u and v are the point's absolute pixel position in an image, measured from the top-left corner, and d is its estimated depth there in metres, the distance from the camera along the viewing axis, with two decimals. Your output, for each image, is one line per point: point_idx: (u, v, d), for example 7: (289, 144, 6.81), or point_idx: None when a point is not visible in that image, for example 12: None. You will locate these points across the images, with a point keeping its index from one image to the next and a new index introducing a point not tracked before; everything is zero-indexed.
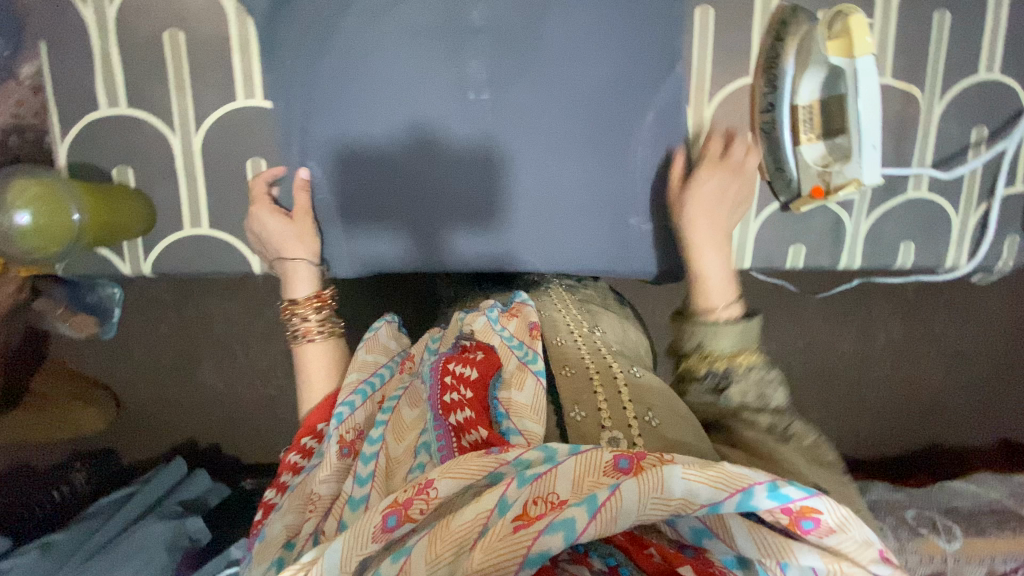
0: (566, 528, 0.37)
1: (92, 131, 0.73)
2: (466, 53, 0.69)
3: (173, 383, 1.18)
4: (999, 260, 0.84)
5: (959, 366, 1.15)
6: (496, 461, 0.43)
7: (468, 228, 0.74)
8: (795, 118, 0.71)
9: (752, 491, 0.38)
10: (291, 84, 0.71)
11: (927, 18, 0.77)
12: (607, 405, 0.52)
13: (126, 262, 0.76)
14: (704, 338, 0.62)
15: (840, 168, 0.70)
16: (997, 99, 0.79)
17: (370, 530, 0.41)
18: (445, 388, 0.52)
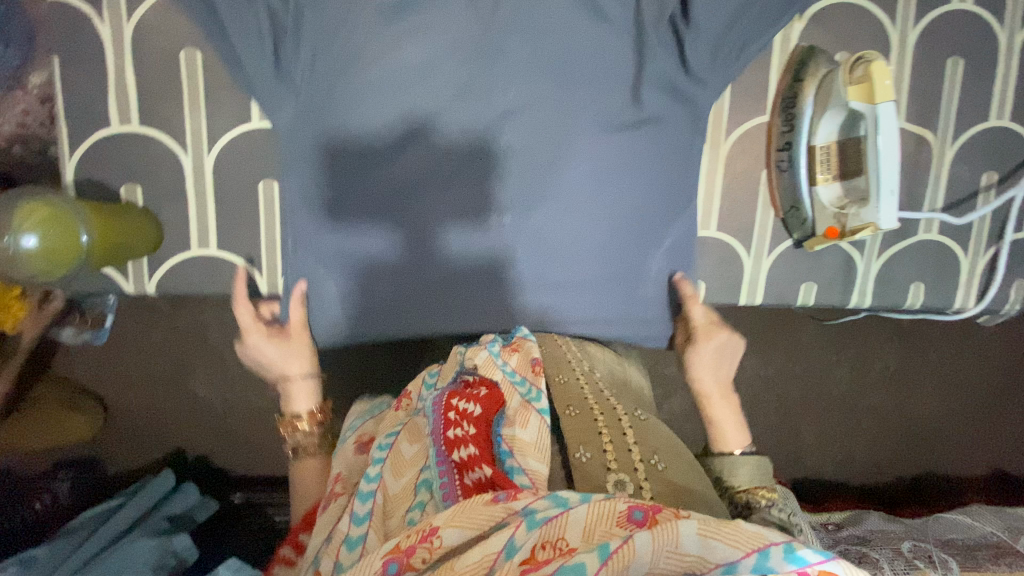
0: (576, 575, 0.35)
1: (102, 148, 0.71)
2: (486, 72, 0.69)
3: (167, 397, 1.16)
4: (1007, 303, 0.84)
5: (959, 403, 1.16)
6: (504, 509, 0.40)
7: (463, 225, 0.71)
8: (813, 158, 0.72)
9: (767, 552, 0.35)
10: (295, 99, 0.68)
11: (941, 64, 0.77)
12: (612, 448, 0.50)
13: (129, 281, 0.74)
14: (722, 471, 0.61)
15: (857, 211, 0.70)
16: (1007, 145, 0.80)
17: (369, 574, 0.39)
18: (448, 423, 0.50)
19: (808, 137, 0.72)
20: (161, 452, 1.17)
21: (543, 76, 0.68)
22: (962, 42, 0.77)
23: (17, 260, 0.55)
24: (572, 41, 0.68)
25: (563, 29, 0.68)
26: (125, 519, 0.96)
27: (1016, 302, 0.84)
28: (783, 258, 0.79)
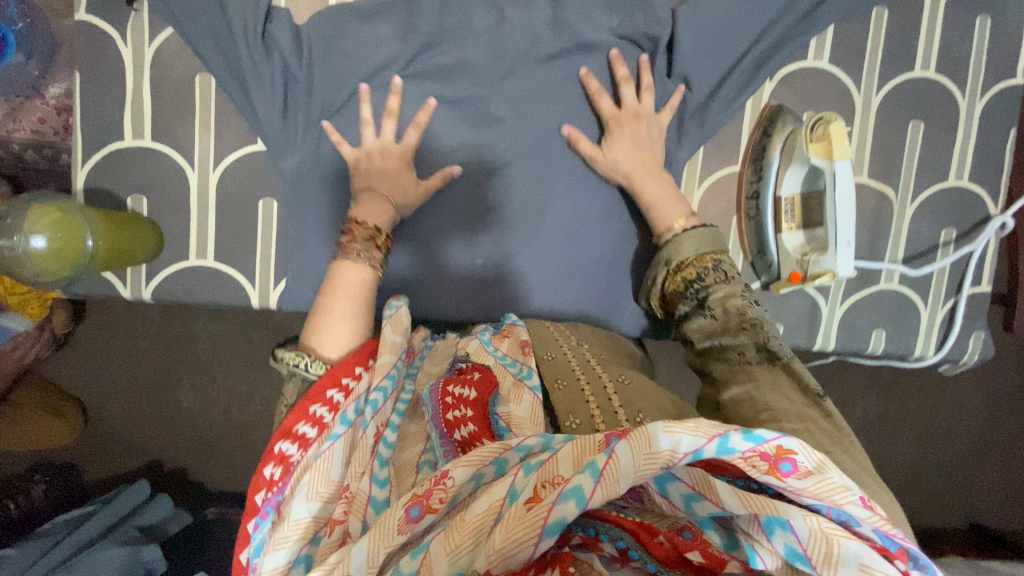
0: (576, 495, 0.42)
1: (113, 160, 0.76)
2: (485, 138, 0.77)
3: (151, 401, 1.17)
4: (965, 353, 0.88)
5: (933, 450, 1.18)
6: (502, 447, 0.49)
7: (465, 237, 0.78)
8: (779, 207, 0.77)
9: (728, 434, 0.44)
10: (312, 130, 0.75)
11: (903, 127, 0.84)
12: (599, 412, 0.59)
13: (126, 286, 0.78)
14: (670, 253, 0.69)
15: (817, 258, 0.75)
16: (967, 202, 0.85)
17: (394, 523, 0.46)
18: (447, 406, 0.57)
19: (775, 187, 0.78)
20: (140, 456, 1.18)
21: (536, 135, 0.77)
22: (923, 106, 0.83)
23: (25, 260, 0.59)
24: (562, 95, 0.77)
25: (555, 84, 0.77)
26: (98, 526, 0.97)
27: (975, 353, 0.88)
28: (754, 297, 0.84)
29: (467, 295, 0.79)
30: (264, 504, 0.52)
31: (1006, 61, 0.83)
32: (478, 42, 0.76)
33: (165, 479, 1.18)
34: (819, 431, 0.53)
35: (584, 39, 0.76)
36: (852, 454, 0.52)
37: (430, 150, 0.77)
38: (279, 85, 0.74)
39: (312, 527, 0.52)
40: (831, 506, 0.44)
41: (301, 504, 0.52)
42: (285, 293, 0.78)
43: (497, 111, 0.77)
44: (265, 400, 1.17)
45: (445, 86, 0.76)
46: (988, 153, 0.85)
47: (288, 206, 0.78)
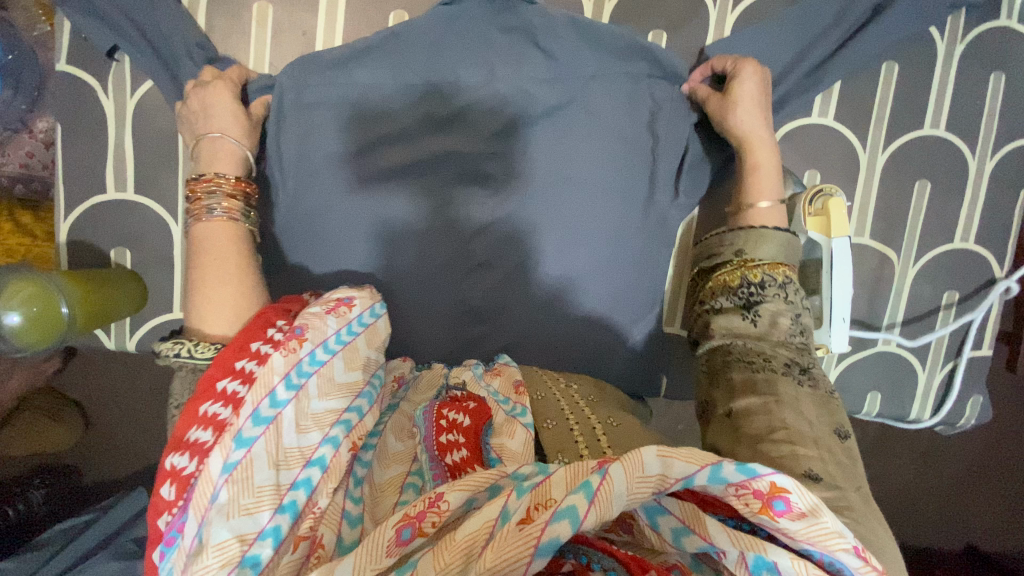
0: (570, 515, 0.41)
1: (95, 213, 0.74)
2: (475, 195, 0.75)
3: (148, 410, 1.15)
4: (962, 417, 0.86)
5: (933, 480, 1.14)
6: (497, 473, 0.49)
7: (481, 196, 0.75)
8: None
9: (721, 464, 0.43)
10: (297, 185, 0.74)
11: (908, 187, 0.81)
12: (588, 451, 0.58)
13: (110, 338, 0.77)
14: (744, 245, 0.66)
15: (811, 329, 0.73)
16: (972, 264, 0.82)
17: (385, 544, 0.44)
18: (440, 430, 0.56)
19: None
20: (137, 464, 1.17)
21: (529, 190, 0.75)
22: (929, 166, 0.80)
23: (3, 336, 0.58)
24: (554, 152, 0.74)
25: (547, 141, 0.74)
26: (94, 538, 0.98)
27: (972, 417, 0.86)
28: None
29: (454, 354, 0.79)
30: (169, 528, 0.47)
31: (1019, 121, 0.79)
32: (469, 98, 0.73)
33: None
34: (832, 461, 0.52)
35: (580, 95, 0.73)
36: (859, 495, 0.50)
37: (416, 205, 0.75)
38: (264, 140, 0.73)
39: (237, 548, 0.45)
40: (822, 551, 0.42)
41: (222, 522, 0.46)
42: None
43: (487, 168, 0.75)
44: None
45: (435, 141, 0.74)
46: (996, 215, 0.82)
47: (273, 260, 0.77)
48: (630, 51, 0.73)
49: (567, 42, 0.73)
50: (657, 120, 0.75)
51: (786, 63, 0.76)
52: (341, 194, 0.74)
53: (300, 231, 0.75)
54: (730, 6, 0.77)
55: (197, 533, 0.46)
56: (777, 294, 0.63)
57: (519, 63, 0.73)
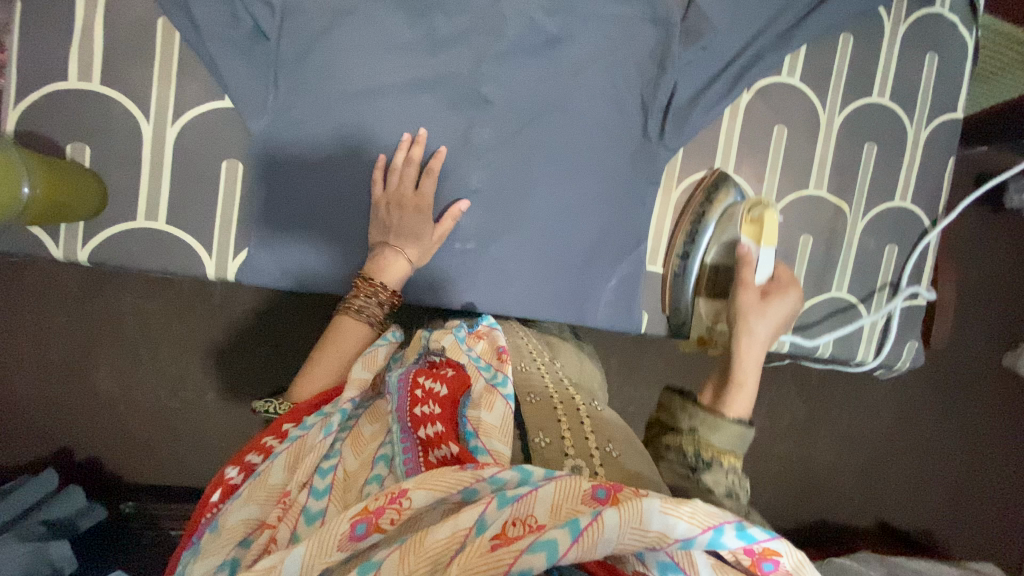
0: (548, 548, 0.39)
1: (52, 103, 0.67)
2: (472, 120, 0.76)
3: (61, 383, 1.12)
4: (899, 360, 0.95)
5: (853, 434, 1.27)
6: (472, 476, 0.45)
7: (479, 123, 0.76)
8: (702, 273, 0.84)
9: (725, 529, 0.41)
10: (288, 93, 0.71)
11: (859, 147, 0.90)
12: (570, 435, 0.57)
13: (58, 246, 0.69)
14: (700, 424, 0.68)
15: (723, 329, 0.84)
16: (908, 222, 0.93)
17: (337, 537, 0.43)
18: (416, 400, 0.57)
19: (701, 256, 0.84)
20: (57, 444, 1.13)
21: (524, 118, 0.77)
22: (876, 131, 0.90)
23: None
24: (552, 86, 0.77)
25: (545, 74, 0.76)
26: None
27: (906, 360, 0.95)
28: None
29: (445, 281, 0.79)
30: (204, 525, 0.52)
31: (948, 97, 0.91)
32: (473, 23, 0.74)
33: (77, 470, 1.14)
34: None
35: (578, 30, 0.76)
36: None
37: (412, 127, 0.75)
38: (254, 41, 0.69)
39: (242, 533, 0.50)
40: None
41: (239, 507, 0.51)
42: (246, 264, 0.73)
43: (485, 92, 0.75)
44: (197, 386, 1.15)
45: (435, 60, 0.74)
46: (930, 179, 0.92)
47: (254, 173, 0.73)
48: None
49: None
50: (647, 64, 0.80)
51: (762, 23, 0.83)
52: (338, 108, 0.72)
53: (286, 142, 0.72)
54: None
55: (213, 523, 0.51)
56: (723, 473, 0.63)
57: None
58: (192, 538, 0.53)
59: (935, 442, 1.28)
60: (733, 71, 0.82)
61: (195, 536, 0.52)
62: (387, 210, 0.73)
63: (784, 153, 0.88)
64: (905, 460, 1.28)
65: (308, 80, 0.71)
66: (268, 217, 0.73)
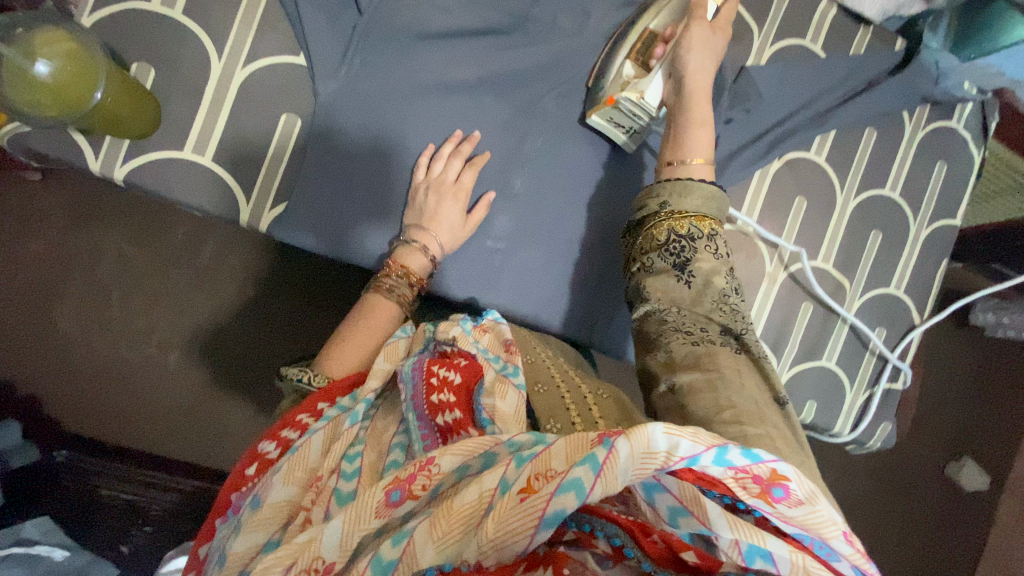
0: (576, 488, 0.39)
1: (132, 19, 0.68)
2: (528, 128, 0.79)
3: (27, 311, 1.12)
4: (871, 439, 1.00)
5: None
6: (492, 440, 0.48)
7: (534, 130, 0.79)
8: (637, 37, 0.75)
9: (726, 446, 0.41)
10: (362, 61, 0.73)
11: (867, 232, 0.96)
12: (579, 420, 0.58)
13: (96, 159, 0.69)
14: (671, 197, 0.64)
15: (632, 83, 0.73)
16: (899, 311, 0.99)
17: (374, 506, 0.45)
18: (431, 388, 0.56)
19: (648, 20, 0.75)
20: None
21: (577, 136, 0.80)
22: (884, 220, 0.97)
23: (25, 85, 0.52)
24: None
25: None
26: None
27: (878, 441, 1.00)
28: None
29: (471, 275, 0.80)
30: (238, 499, 0.53)
31: (949, 205, 0.99)
32: (548, 38, 0.78)
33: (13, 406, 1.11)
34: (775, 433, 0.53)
35: None
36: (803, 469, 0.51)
37: (470, 120, 0.77)
38: (343, 8, 0.72)
39: (284, 514, 0.49)
40: (818, 536, 0.42)
41: (279, 485, 0.50)
42: (281, 218, 0.73)
43: (546, 104, 0.79)
44: (166, 335, 1.15)
45: (506, 65, 0.77)
46: (924, 275, 0.99)
47: (309, 130, 0.74)
48: None
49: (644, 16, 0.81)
50: None
51: (799, 104, 0.91)
52: (405, 87, 0.74)
53: (351, 106, 0.73)
54: (770, 41, 0.90)
55: (251, 500, 0.50)
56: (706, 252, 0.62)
57: (598, 20, 0.79)
58: (230, 512, 0.52)
59: (875, 528, 1.32)
60: (766, 141, 0.90)
61: (235, 508, 0.52)
62: (425, 192, 0.74)
63: (801, 222, 0.94)
64: None
65: (384, 53, 0.73)
66: (312, 178, 0.73)
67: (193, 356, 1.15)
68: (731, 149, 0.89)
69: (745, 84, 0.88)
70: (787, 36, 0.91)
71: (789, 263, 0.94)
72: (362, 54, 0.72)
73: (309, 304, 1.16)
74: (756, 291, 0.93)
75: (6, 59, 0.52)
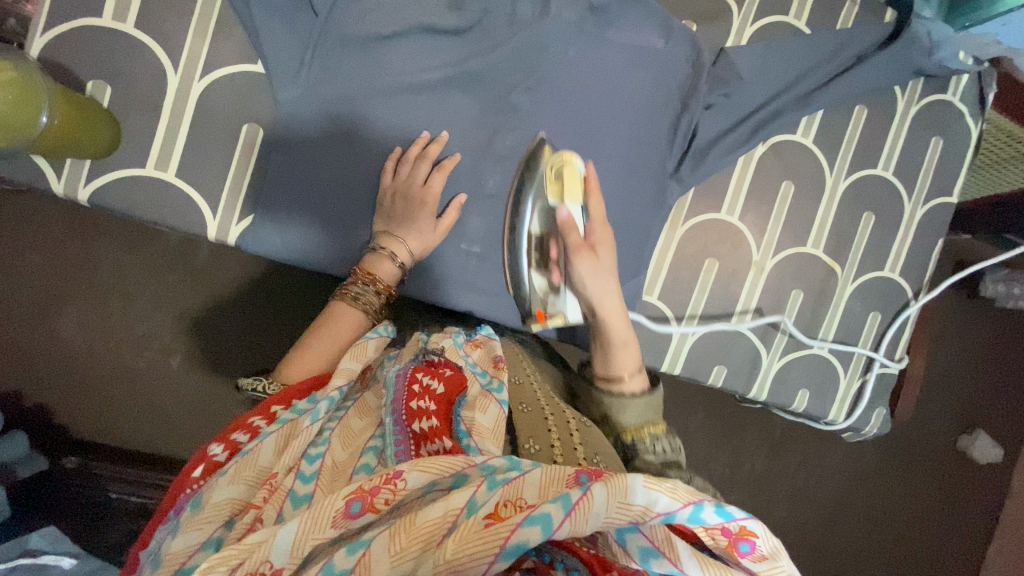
0: (544, 523, 0.37)
1: (84, 37, 0.67)
2: (497, 125, 0.77)
3: (20, 326, 1.13)
4: (868, 425, 0.98)
5: (810, 494, 1.27)
6: (465, 461, 0.45)
7: (503, 128, 0.77)
8: (530, 246, 0.71)
9: (703, 504, 0.40)
10: (321, 66, 0.71)
11: (858, 215, 0.93)
12: (560, 443, 0.54)
13: (59, 181, 0.68)
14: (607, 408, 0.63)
15: (551, 299, 0.70)
16: (895, 294, 0.96)
17: (332, 514, 0.41)
18: (412, 395, 0.53)
19: (528, 222, 0.70)
20: None
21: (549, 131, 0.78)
22: (877, 201, 0.93)
23: None
24: (580, 104, 0.78)
25: (576, 90, 0.78)
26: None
27: (875, 427, 0.98)
28: (705, 337, 0.91)
29: (447, 280, 0.79)
30: (180, 500, 0.48)
31: (945, 181, 0.95)
32: (514, 31, 0.76)
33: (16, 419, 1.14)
34: None
35: (613, 56, 0.79)
36: None
37: (437, 121, 0.75)
38: (298, 11, 0.70)
39: (228, 513, 0.46)
40: None
41: (224, 484, 0.46)
42: (249, 231, 0.72)
43: (514, 99, 0.77)
44: (158, 345, 1.16)
45: (471, 62, 0.75)
46: (921, 255, 0.96)
47: (272, 139, 0.72)
48: (665, 32, 0.80)
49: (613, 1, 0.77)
50: (672, 100, 0.83)
51: (783, 85, 0.87)
52: (367, 90, 0.72)
53: (312, 114, 0.71)
54: (750, 20, 0.87)
55: (194, 500, 0.46)
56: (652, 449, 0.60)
57: (565, 7, 0.76)
58: (168, 515, 0.48)
59: (880, 511, 1.29)
60: (749, 125, 0.86)
61: (173, 510, 0.48)
62: (392, 197, 0.72)
63: (789, 208, 0.91)
64: (851, 529, 1.28)
65: (343, 56, 0.71)
66: (278, 189, 0.72)
67: (187, 364, 1.16)
68: (711, 135, 0.86)
69: (724, 66, 0.85)
70: (768, 14, 0.87)
71: (777, 251, 0.91)
72: (320, 59, 0.71)
73: (297, 308, 1.16)
74: (744, 281, 0.91)
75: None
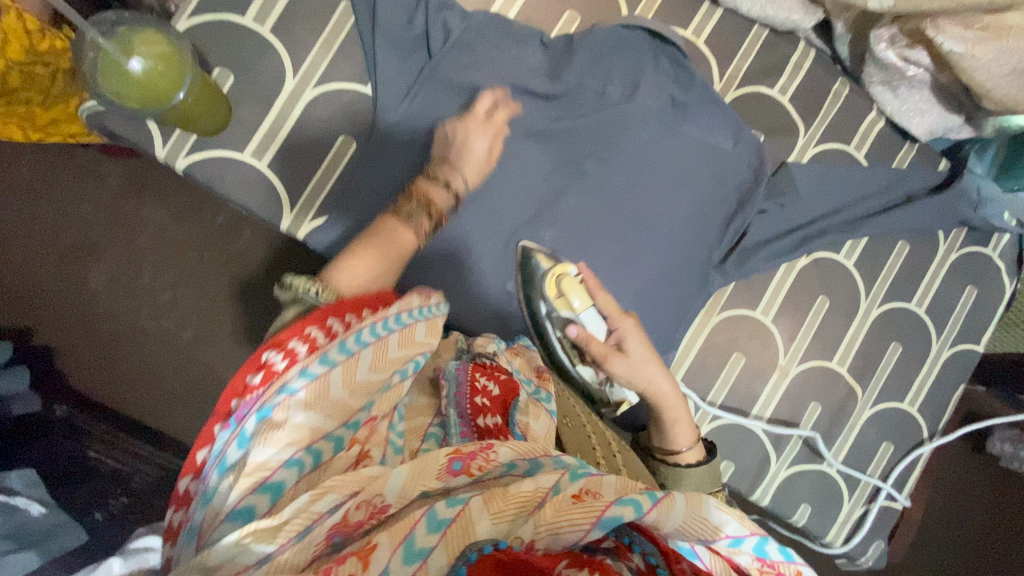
0: (636, 503, 0.40)
1: (224, 30, 0.75)
2: (567, 185, 0.82)
3: (62, 267, 1.17)
4: (863, 556, 0.96)
5: None
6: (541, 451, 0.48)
7: (572, 188, 0.81)
8: (563, 347, 0.79)
9: (767, 538, 0.43)
10: (423, 100, 0.77)
11: (886, 343, 0.95)
12: (603, 461, 0.61)
13: (163, 147, 0.74)
14: (667, 478, 0.72)
15: (610, 389, 0.79)
16: (910, 428, 0.96)
17: (436, 468, 0.44)
18: (474, 392, 0.57)
19: (551, 330, 0.79)
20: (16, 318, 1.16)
21: (612, 201, 0.82)
22: (905, 333, 0.96)
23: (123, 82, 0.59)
24: (648, 182, 0.83)
25: (646, 169, 0.83)
26: None
27: (870, 559, 0.96)
28: (719, 429, 0.92)
29: (488, 315, 0.81)
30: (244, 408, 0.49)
31: (973, 330, 0.97)
32: (600, 106, 0.82)
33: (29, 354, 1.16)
34: None
35: (686, 147, 0.84)
36: None
37: (513, 169, 0.80)
38: (415, 49, 0.78)
39: (308, 436, 0.48)
40: None
41: (301, 409, 0.48)
42: (320, 230, 0.76)
43: (587, 166, 0.82)
44: (184, 315, 1.18)
45: (556, 124, 0.81)
46: (941, 396, 0.97)
47: (361, 153, 0.78)
48: (736, 137, 0.86)
49: (694, 100, 0.84)
50: (730, 198, 0.88)
51: (833, 206, 0.92)
52: None
53: (404, 138, 0.77)
54: (814, 142, 0.93)
55: (266, 416, 0.47)
56: None
57: (650, 97, 0.83)
58: (230, 420, 0.49)
59: None
60: (794, 237, 0.91)
61: (237, 415, 0.49)
62: None
63: (820, 321, 0.93)
64: None
65: (445, 95, 0.78)
66: (356, 198, 0.76)
67: (204, 339, 1.18)
68: (758, 237, 0.91)
69: (782, 178, 0.91)
70: (832, 139, 0.93)
71: (803, 360, 0.93)
72: (424, 93, 0.77)
73: None
74: (767, 382, 0.92)
75: (107, 51, 0.58)
